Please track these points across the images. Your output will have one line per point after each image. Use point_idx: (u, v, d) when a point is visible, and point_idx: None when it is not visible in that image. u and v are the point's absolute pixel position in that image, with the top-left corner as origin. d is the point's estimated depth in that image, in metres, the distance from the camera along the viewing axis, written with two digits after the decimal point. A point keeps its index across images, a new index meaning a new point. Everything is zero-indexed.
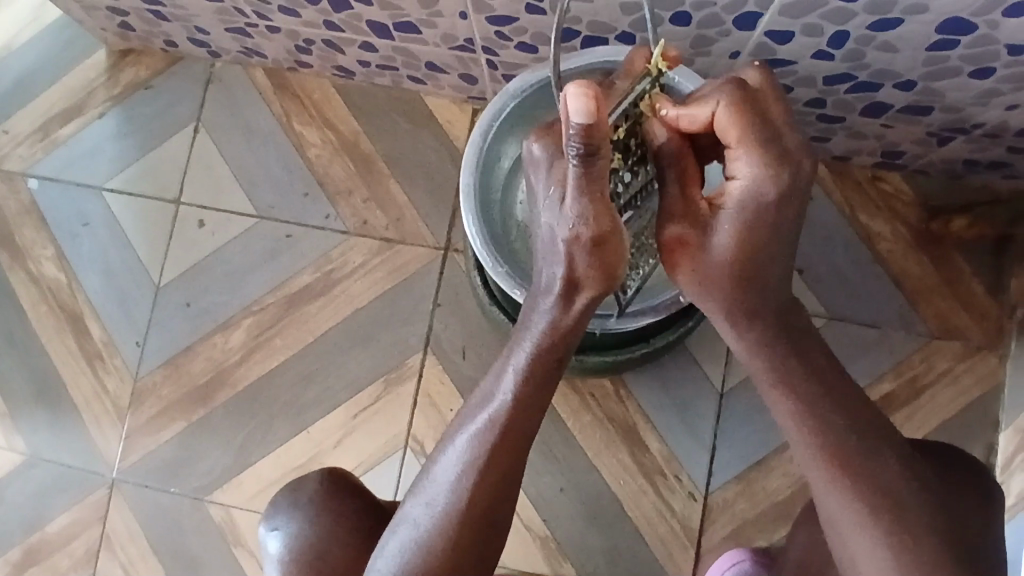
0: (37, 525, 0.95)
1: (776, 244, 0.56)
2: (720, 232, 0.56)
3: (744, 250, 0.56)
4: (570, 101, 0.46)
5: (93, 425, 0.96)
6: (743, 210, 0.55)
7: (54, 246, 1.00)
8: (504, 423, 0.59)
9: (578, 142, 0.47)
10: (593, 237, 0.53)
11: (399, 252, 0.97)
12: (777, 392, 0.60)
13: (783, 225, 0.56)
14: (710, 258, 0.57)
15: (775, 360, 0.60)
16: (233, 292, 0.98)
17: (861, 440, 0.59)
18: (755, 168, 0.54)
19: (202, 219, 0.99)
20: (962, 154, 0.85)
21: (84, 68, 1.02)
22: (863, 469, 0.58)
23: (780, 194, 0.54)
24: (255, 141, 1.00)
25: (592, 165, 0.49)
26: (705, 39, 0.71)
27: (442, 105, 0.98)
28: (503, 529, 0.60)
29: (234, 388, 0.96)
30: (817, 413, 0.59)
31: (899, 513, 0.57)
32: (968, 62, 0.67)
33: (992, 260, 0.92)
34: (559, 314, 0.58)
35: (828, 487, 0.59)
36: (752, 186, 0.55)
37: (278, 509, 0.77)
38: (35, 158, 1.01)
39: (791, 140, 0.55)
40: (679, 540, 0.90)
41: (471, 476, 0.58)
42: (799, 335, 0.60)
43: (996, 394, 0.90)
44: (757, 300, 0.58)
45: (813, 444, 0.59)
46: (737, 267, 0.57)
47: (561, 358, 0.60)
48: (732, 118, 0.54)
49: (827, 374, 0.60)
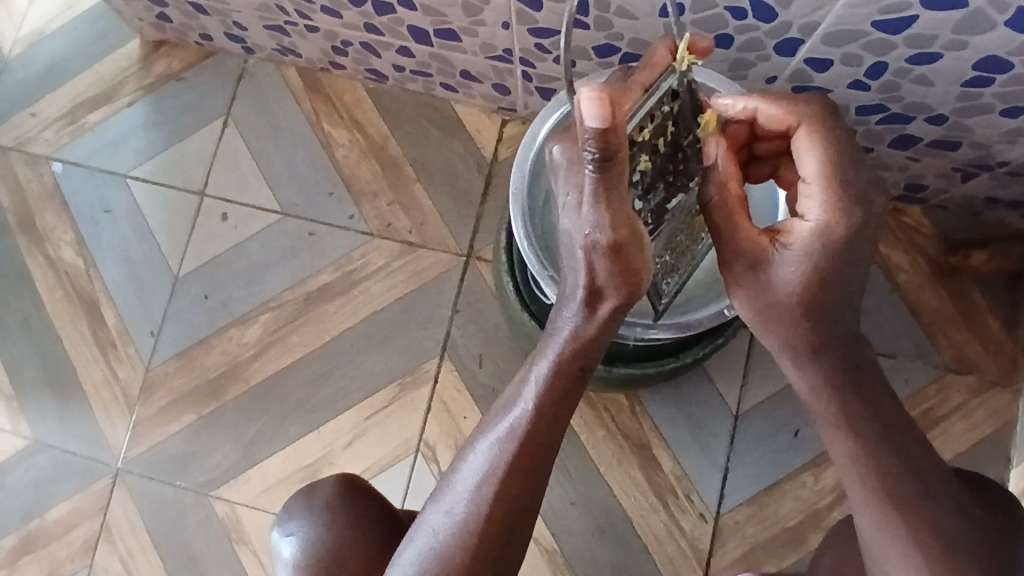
0: (37, 512, 0.93)
1: (841, 281, 0.57)
2: (787, 263, 0.57)
3: (816, 280, 0.57)
4: (583, 106, 0.47)
5: (101, 413, 0.95)
6: (812, 244, 0.57)
7: (73, 231, 1.00)
8: (524, 433, 0.58)
9: (593, 147, 0.48)
10: (611, 244, 0.52)
11: (421, 256, 0.97)
12: (840, 431, 0.59)
13: (853, 260, 0.57)
14: (779, 291, 0.58)
15: (844, 400, 0.59)
16: (253, 287, 0.97)
17: (919, 483, 0.58)
18: (824, 205, 0.57)
19: (225, 212, 0.99)
20: (984, 191, 0.86)
21: (117, 58, 1.03)
22: (919, 507, 0.58)
23: (852, 228, 0.56)
24: (283, 139, 1.00)
25: (608, 170, 0.49)
26: (744, 62, 0.72)
27: (472, 114, 0.99)
28: (523, 540, 0.59)
29: (246, 384, 0.95)
30: (879, 454, 0.58)
31: (952, 557, 0.57)
32: (1000, 100, 0.69)
33: (1007, 297, 0.93)
34: (582, 323, 0.57)
35: (883, 530, 0.58)
36: (822, 221, 0.56)
37: (291, 514, 0.76)
38: (61, 142, 1.01)
39: (859, 180, 0.57)
40: (688, 561, 0.89)
41: (490, 487, 0.58)
42: (865, 378, 0.60)
43: (1008, 430, 0.90)
44: (828, 334, 0.58)
45: (869, 482, 0.58)
46: (805, 298, 0.57)
47: (584, 367, 0.59)
48: (815, 151, 0.57)
49: (888, 416, 0.60)
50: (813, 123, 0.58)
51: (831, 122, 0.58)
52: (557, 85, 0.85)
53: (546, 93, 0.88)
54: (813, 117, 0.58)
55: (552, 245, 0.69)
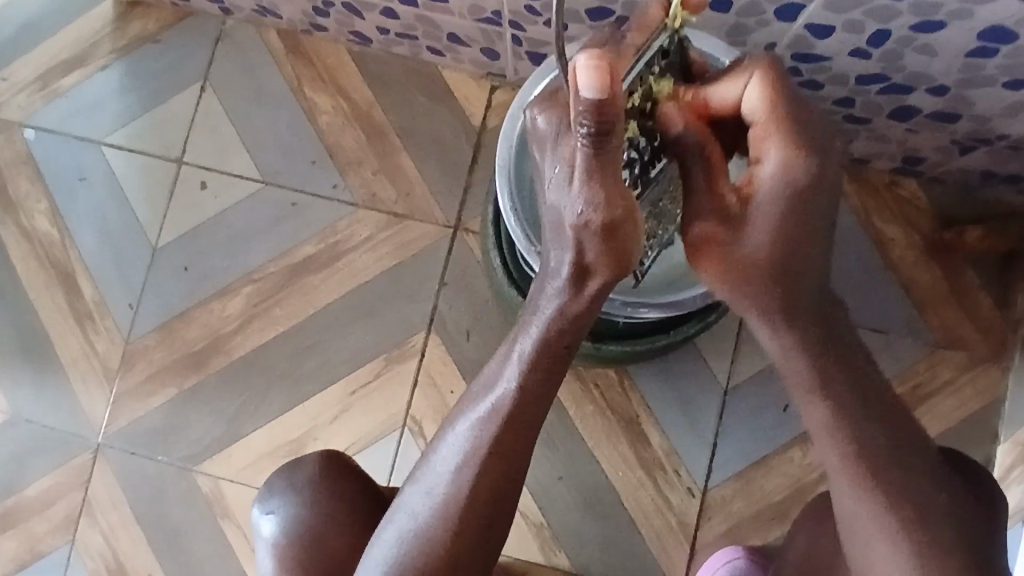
0: (16, 487, 0.92)
1: (805, 234, 0.55)
2: (750, 223, 0.55)
3: (784, 236, 0.54)
4: (580, 76, 0.44)
5: (80, 387, 0.93)
6: (773, 199, 0.54)
7: (48, 200, 0.96)
8: (507, 413, 0.57)
9: (588, 120, 0.44)
10: (605, 224, 0.50)
11: (407, 228, 0.95)
12: (809, 390, 0.59)
13: (818, 207, 0.55)
14: (745, 251, 0.55)
15: (815, 359, 0.58)
16: (234, 258, 0.95)
17: (887, 435, 0.58)
18: (782, 155, 0.53)
19: (204, 180, 0.96)
20: (982, 165, 0.84)
21: (89, 18, 0.98)
22: (894, 476, 0.57)
23: (814, 174, 0.53)
24: (264, 104, 0.97)
25: (603, 146, 0.46)
26: (742, 28, 0.69)
27: (460, 80, 0.96)
28: (506, 519, 0.58)
29: (229, 357, 0.93)
30: (849, 408, 0.58)
31: (925, 523, 0.57)
32: (1004, 72, 0.67)
33: (1000, 273, 0.92)
34: (567, 301, 0.55)
35: (849, 483, 0.58)
36: (783, 173, 0.53)
37: (272, 491, 0.75)
38: (33, 107, 0.97)
39: (817, 124, 0.55)
40: (675, 535, 0.89)
41: (472, 468, 0.57)
42: (836, 335, 0.58)
43: (996, 407, 0.90)
44: (795, 291, 0.56)
45: (844, 451, 0.58)
46: (771, 256, 0.55)
47: (571, 345, 0.57)
48: (765, 96, 0.54)
49: (859, 369, 0.59)
50: (754, 69, 0.54)
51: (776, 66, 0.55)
52: (549, 50, 0.82)
53: (537, 59, 0.85)
54: (755, 63, 0.54)
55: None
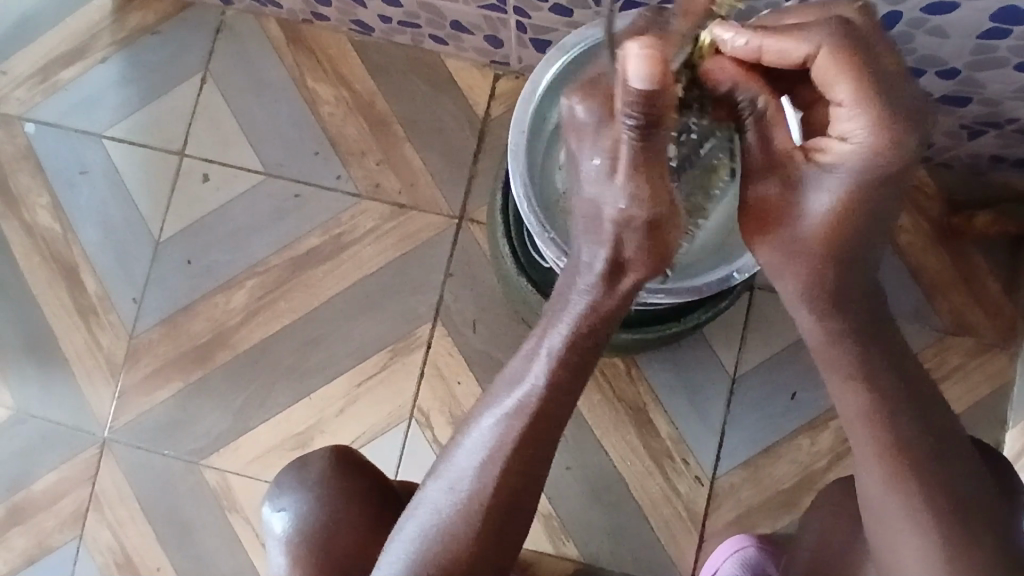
0: (23, 483, 0.91)
1: (875, 213, 0.54)
2: (819, 194, 0.54)
3: (844, 215, 0.53)
4: (631, 63, 0.43)
5: (85, 382, 0.93)
6: (847, 173, 0.53)
7: (49, 195, 0.95)
8: (534, 409, 0.56)
9: (635, 111, 0.44)
10: (648, 222, 0.51)
11: (412, 219, 0.94)
12: (851, 383, 0.57)
13: (890, 191, 0.53)
14: (801, 224, 0.55)
15: (862, 345, 0.57)
16: (238, 251, 0.94)
17: (925, 430, 0.57)
18: (866, 129, 0.51)
19: (207, 172, 0.95)
20: (991, 149, 0.84)
21: (88, 9, 0.97)
22: (926, 468, 0.56)
23: (895, 160, 0.52)
24: (265, 95, 0.96)
25: (651, 136, 0.45)
26: None
27: (463, 69, 0.95)
28: (527, 515, 0.58)
29: (235, 350, 0.93)
30: (889, 400, 0.57)
31: (957, 517, 0.55)
32: (1015, 54, 0.66)
33: (1008, 258, 0.91)
34: (600, 297, 0.55)
35: (885, 476, 0.57)
36: (860, 151, 0.52)
37: (282, 489, 0.75)
38: (32, 101, 0.96)
39: (910, 96, 0.51)
40: (683, 524, 0.89)
41: (497, 464, 0.56)
42: (881, 321, 0.58)
43: (1004, 393, 0.90)
44: (852, 272, 0.55)
45: (875, 439, 0.57)
46: (837, 231, 0.54)
47: (599, 341, 0.57)
48: (837, 65, 0.50)
49: (901, 362, 0.58)
50: (829, 33, 0.50)
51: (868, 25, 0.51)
52: (554, 37, 0.81)
53: (541, 46, 0.84)
54: (832, 29, 0.50)
55: (554, 198, 0.67)
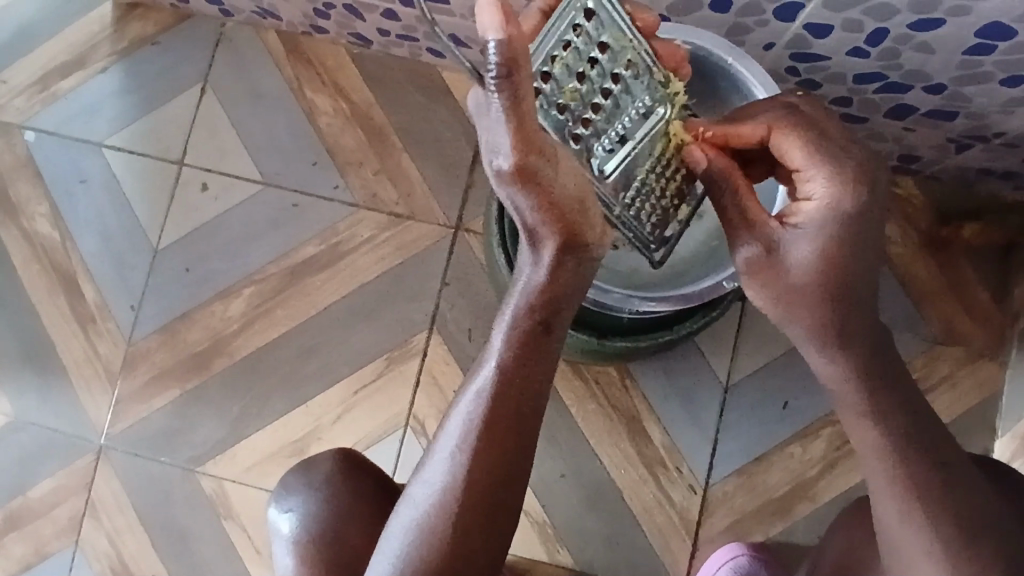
0: (20, 490, 0.92)
1: (857, 260, 0.54)
2: (798, 249, 0.54)
3: (833, 257, 0.53)
4: (481, 14, 0.43)
5: (82, 389, 0.93)
6: (821, 227, 0.53)
7: (48, 203, 0.96)
8: (497, 393, 0.57)
9: (496, 61, 0.43)
10: (517, 171, 0.47)
11: (408, 228, 0.95)
12: (863, 420, 0.57)
13: (872, 231, 0.54)
14: (795, 279, 0.54)
15: (869, 385, 0.56)
16: (236, 259, 0.95)
17: (931, 457, 0.56)
18: (830, 184, 0.53)
19: (205, 182, 0.96)
20: (978, 161, 0.85)
21: (88, 20, 0.98)
22: (941, 496, 0.56)
23: (862, 202, 0.53)
24: (263, 105, 0.97)
25: (513, 88, 0.44)
26: (742, 27, 0.70)
27: (460, 81, 0.96)
28: (510, 503, 0.58)
29: (232, 358, 0.94)
30: (900, 433, 0.56)
31: (968, 539, 0.55)
32: (1000, 69, 0.67)
33: (996, 269, 0.93)
34: (534, 274, 0.56)
35: (899, 507, 0.56)
36: (829, 199, 0.53)
37: (291, 490, 0.76)
38: (32, 110, 0.97)
39: (859, 153, 0.54)
40: (677, 532, 0.90)
41: (467, 451, 0.57)
42: (887, 359, 0.56)
43: (994, 401, 0.91)
44: (851, 315, 0.55)
45: (893, 474, 0.56)
46: (825, 282, 0.53)
47: (550, 324, 0.57)
48: (790, 136, 0.54)
49: (905, 393, 0.57)
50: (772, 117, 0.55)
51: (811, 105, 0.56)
52: None
53: None
54: (774, 112, 0.56)
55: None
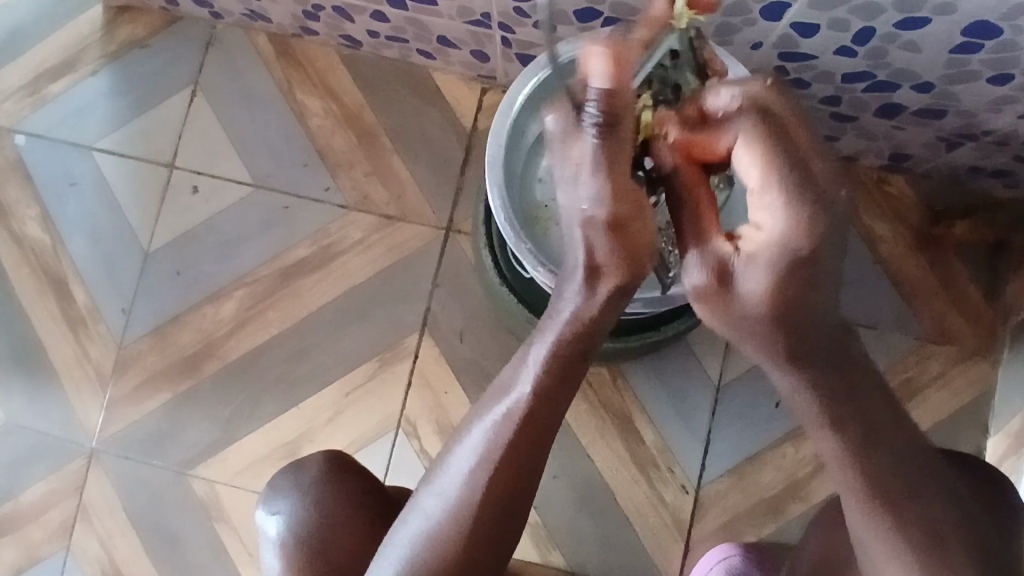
0: (11, 494, 0.91)
1: (816, 289, 0.46)
2: (749, 280, 0.46)
3: (788, 292, 0.45)
4: (592, 61, 0.46)
5: (74, 393, 0.93)
6: (774, 259, 0.45)
7: (38, 206, 0.96)
8: (523, 416, 0.55)
9: (597, 109, 0.46)
10: (610, 220, 0.49)
11: (399, 230, 0.95)
12: (826, 435, 0.51)
13: (835, 254, 0.46)
14: (744, 309, 0.47)
15: (833, 400, 0.50)
16: (227, 262, 0.95)
17: (907, 473, 0.52)
18: (787, 214, 0.45)
19: (196, 185, 0.96)
20: (968, 159, 0.85)
21: (78, 23, 0.98)
22: (909, 510, 0.52)
23: (819, 232, 0.45)
24: (254, 107, 0.97)
25: (612, 136, 0.47)
26: (729, 27, 0.70)
27: (450, 82, 0.96)
28: (520, 522, 0.57)
29: (223, 361, 0.94)
30: (872, 448, 0.51)
31: (938, 555, 0.52)
32: (988, 67, 0.67)
33: (988, 267, 0.93)
34: (583, 302, 0.54)
35: (867, 521, 0.52)
36: (785, 233, 0.45)
37: (279, 491, 0.75)
38: (22, 113, 0.97)
39: (824, 173, 0.45)
40: (670, 532, 0.90)
41: (486, 469, 0.55)
42: (849, 371, 0.50)
43: (986, 399, 0.91)
44: (808, 337, 0.47)
45: (861, 485, 0.52)
46: (778, 312, 0.46)
47: (587, 349, 0.56)
48: (755, 154, 0.46)
49: (879, 405, 0.52)
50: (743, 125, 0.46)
51: (782, 104, 0.46)
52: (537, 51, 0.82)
53: (526, 60, 0.85)
54: (744, 116, 0.46)
55: (535, 210, 0.70)
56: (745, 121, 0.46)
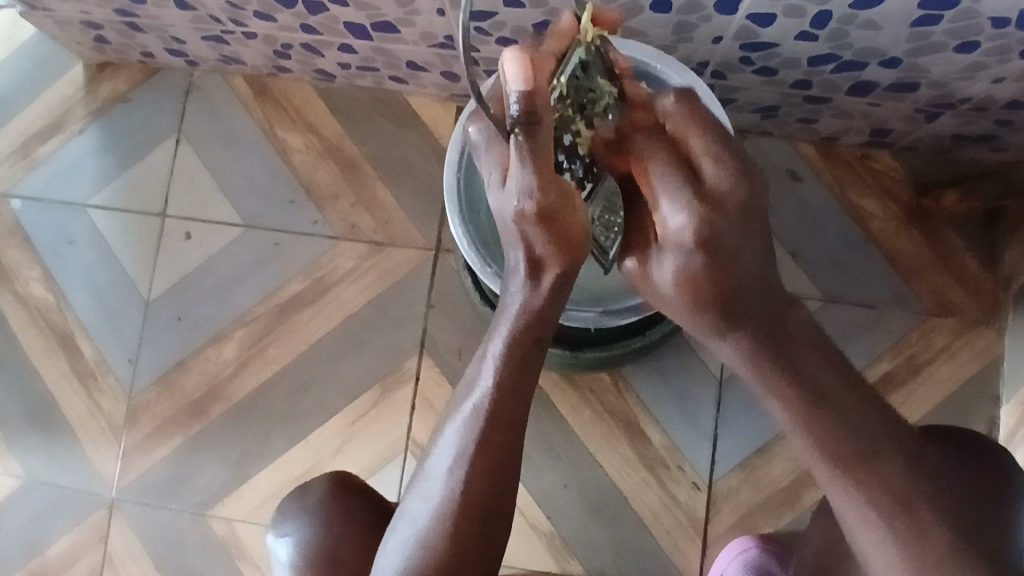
0: (38, 549, 0.94)
1: (724, 266, 0.53)
2: (662, 268, 0.56)
3: (694, 279, 0.54)
4: (507, 66, 0.47)
5: (89, 445, 0.95)
6: (680, 250, 0.54)
7: (39, 266, 0.99)
8: (489, 411, 0.56)
9: (517, 108, 0.47)
10: (540, 211, 0.50)
11: (389, 255, 0.96)
12: (772, 395, 0.56)
13: (745, 242, 0.54)
14: (663, 292, 0.57)
15: (770, 364, 0.55)
16: (224, 303, 0.97)
17: (862, 430, 0.55)
18: (682, 212, 0.54)
19: (188, 231, 0.98)
20: (950, 128, 0.84)
21: (61, 85, 1.01)
22: (869, 466, 0.55)
23: (711, 221, 0.53)
24: (237, 150, 0.99)
25: (534, 132, 0.48)
26: (687, 24, 0.70)
27: (426, 105, 0.97)
28: (504, 521, 0.57)
29: (230, 401, 0.95)
30: (819, 406, 0.55)
31: (904, 509, 0.55)
32: (952, 37, 0.66)
33: (982, 234, 0.92)
34: (529, 296, 0.55)
35: (831, 478, 0.56)
36: (682, 227, 0.54)
37: (286, 516, 0.78)
38: (16, 178, 1.00)
39: (712, 173, 0.54)
40: (686, 531, 0.89)
41: (464, 467, 0.56)
42: (784, 337, 0.56)
43: (994, 369, 0.90)
44: (732, 304, 0.54)
45: (817, 443, 0.55)
46: (692, 290, 0.54)
47: (540, 339, 0.57)
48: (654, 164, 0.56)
49: (822, 368, 0.56)
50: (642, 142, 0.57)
51: (682, 113, 0.55)
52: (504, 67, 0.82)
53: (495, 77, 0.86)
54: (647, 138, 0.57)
55: (496, 232, 0.71)
56: (642, 140, 0.57)
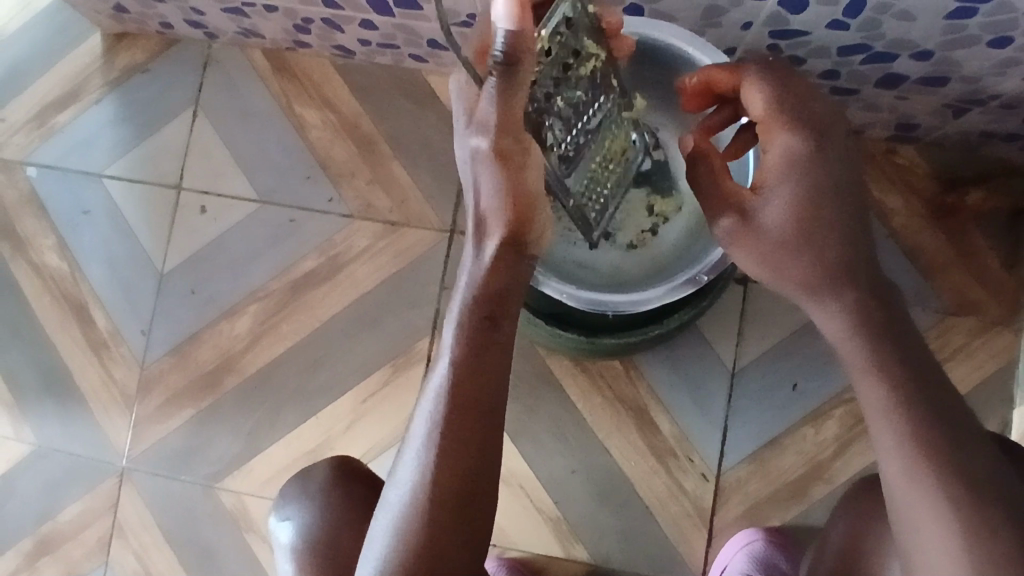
0: (50, 515, 0.95)
1: (833, 191, 0.54)
2: (770, 208, 0.55)
3: (804, 214, 0.54)
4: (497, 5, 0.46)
5: (101, 414, 0.96)
6: (789, 175, 0.55)
7: (55, 236, 0.99)
8: (454, 385, 0.53)
9: (501, 49, 0.46)
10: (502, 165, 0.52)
11: (404, 234, 0.95)
12: (866, 370, 0.52)
13: (849, 198, 0.55)
14: (769, 231, 0.55)
15: (865, 330, 0.52)
16: (238, 277, 0.97)
17: (942, 416, 0.49)
18: (794, 138, 0.55)
19: (203, 204, 0.98)
20: (978, 124, 0.83)
21: (79, 54, 1.00)
22: (949, 457, 0.48)
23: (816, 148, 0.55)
24: (254, 124, 0.98)
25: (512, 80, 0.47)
26: (717, 9, 0.68)
27: (444, 84, 0.96)
28: (486, 508, 0.53)
29: (242, 375, 0.95)
30: (902, 383, 0.51)
31: (980, 508, 0.46)
32: (986, 31, 0.65)
33: (1005, 233, 0.90)
34: (473, 264, 0.55)
35: (907, 469, 0.49)
36: (795, 148, 0.55)
37: (287, 499, 0.78)
38: (32, 146, 1.00)
39: (820, 107, 0.56)
40: (693, 521, 0.89)
41: (436, 447, 0.52)
42: (880, 305, 0.53)
43: (1011, 369, 0.89)
44: (838, 246, 0.53)
45: (896, 425, 0.50)
46: (801, 220, 0.54)
47: (494, 311, 0.55)
48: (765, 94, 0.56)
49: (913, 348, 0.52)
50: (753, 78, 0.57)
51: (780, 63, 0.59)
52: None
53: None
54: (758, 71, 0.57)
55: None
56: (752, 72, 0.57)
